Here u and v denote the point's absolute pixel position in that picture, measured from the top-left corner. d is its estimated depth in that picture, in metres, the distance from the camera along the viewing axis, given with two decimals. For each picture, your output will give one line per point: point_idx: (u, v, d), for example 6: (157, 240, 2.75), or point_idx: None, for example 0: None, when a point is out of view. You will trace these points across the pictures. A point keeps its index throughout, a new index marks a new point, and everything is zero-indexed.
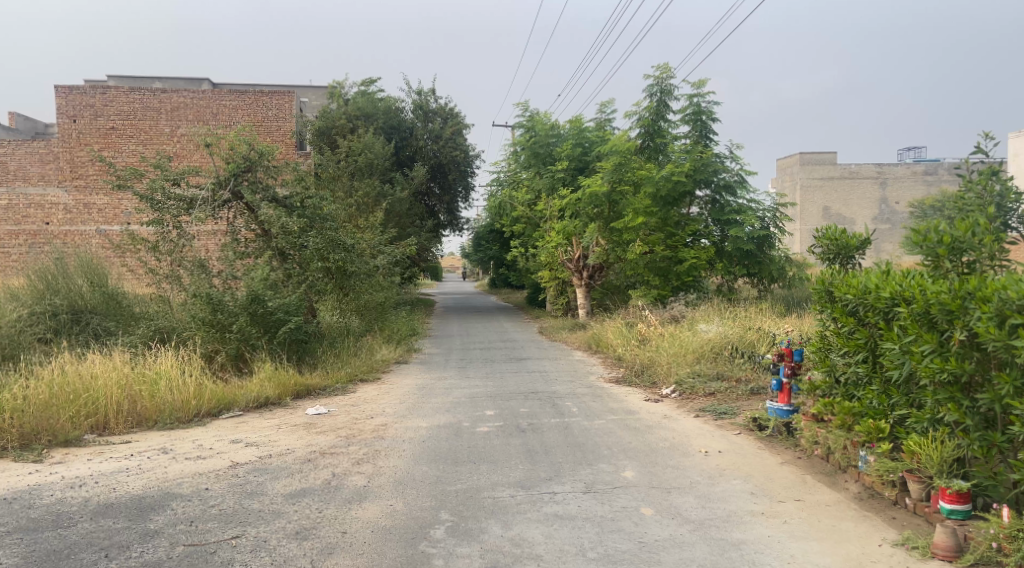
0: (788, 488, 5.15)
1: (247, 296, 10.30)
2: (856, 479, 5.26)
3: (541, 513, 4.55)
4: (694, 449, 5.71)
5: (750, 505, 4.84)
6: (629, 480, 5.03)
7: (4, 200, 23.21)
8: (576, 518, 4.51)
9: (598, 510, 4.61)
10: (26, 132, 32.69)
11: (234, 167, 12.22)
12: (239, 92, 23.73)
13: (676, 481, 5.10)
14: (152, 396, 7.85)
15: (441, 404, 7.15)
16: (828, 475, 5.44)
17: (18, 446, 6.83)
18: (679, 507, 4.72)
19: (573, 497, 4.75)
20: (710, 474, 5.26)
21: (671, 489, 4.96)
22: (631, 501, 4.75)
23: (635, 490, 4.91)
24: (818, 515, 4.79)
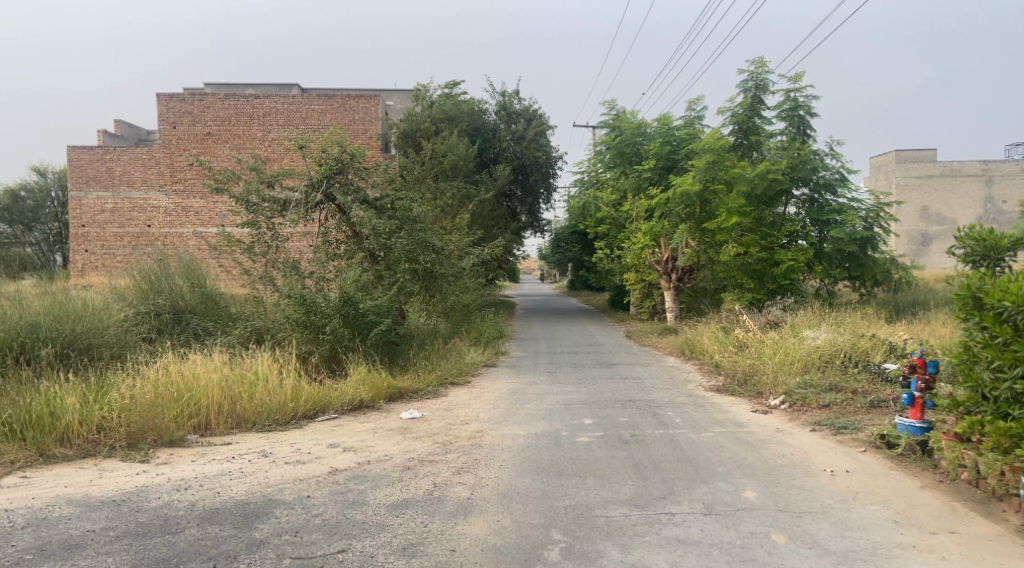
0: (938, 517, 4.77)
1: (340, 299, 10.35)
2: (1018, 511, 4.84)
3: (662, 537, 4.34)
4: (818, 468, 5.39)
5: (898, 537, 4.50)
6: (753, 502, 4.78)
7: (112, 204, 24.51)
8: (701, 544, 4.28)
9: (725, 536, 4.37)
10: (130, 138, 34.20)
11: (327, 168, 12.31)
12: (327, 96, 24.10)
13: (804, 504, 4.81)
14: (251, 397, 7.96)
15: (536, 411, 6.97)
16: (981, 504, 5.02)
17: (125, 446, 7.06)
18: (815, 536, 4.44)
19: (694, 520, 4.53)
20: (843, 498, 4.94)
21: (802, 514, 4.67)
22: (760, 526, 4.49)
23: (762, 513, 4.65)
24: (980, 551, 4.41)
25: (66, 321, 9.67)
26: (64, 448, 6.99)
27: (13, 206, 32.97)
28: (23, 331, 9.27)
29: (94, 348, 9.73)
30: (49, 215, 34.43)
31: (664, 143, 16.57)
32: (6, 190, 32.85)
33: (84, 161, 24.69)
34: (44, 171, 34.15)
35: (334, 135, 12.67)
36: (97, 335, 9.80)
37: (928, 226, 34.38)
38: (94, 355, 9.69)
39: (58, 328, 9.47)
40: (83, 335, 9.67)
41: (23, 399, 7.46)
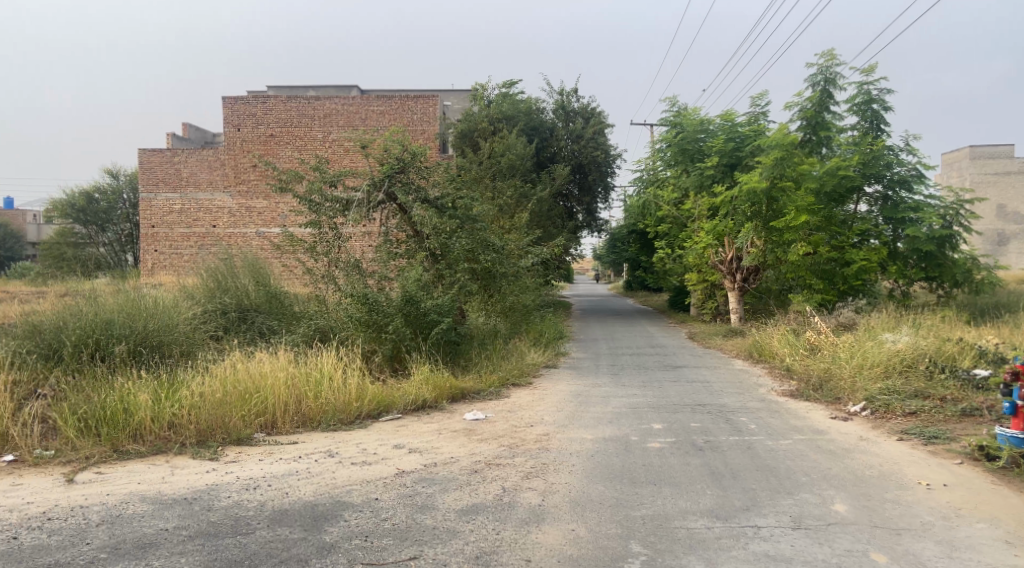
0: None
1: (402, 298, 10.37)
2: None
3: (749, 552, 4.17)
4: (912, 481, 5.12)
5: (1008, 558, 4.21)
6: (844, 516, 4.56)
7: (179, 205, 25.12)
8: (793, 562, 4.09)
9: (817, 553, 4.17)
10: (197, 141, 35.06)
11: (388, 167, 12.33)
12: (386, 97, 24.25)
13: (902, 520, 4.57)
14: (316, 396, 8.00)
15: (602, 414, 6.81)
16: None
17: (195, 443, 7.16)
18: (918, 556, 4.19)
19: (783, 534, 4.34)
20: (944, 515, 4.66)
21: (900, 531, 4.44)
22: (855, 544, 4.28)
23: (856, 529, 4.43)
24: None
25: (138, 319, 9.87)
26: (137, 444, 7.10)
27: (87, 208, 34.37)
28: (97, 328, 9.49)
29: (164, 346, 9.89)
30: (121, 216, 35.58)
31: (728, 140, 16.23)
32: (80, 192, 34.30)
33: (153, 163, 25.32)
34: (116, 173, 35.30)
35: (396, 135, 12.71)
36: (167, 332, 9.97)
37: (1005, 226, 33.08)
38: (164, 352, 9.84)
39: (131, 326, 9.67)
40: (155, 333, 9.83)
41: (98, 395, 7.61)
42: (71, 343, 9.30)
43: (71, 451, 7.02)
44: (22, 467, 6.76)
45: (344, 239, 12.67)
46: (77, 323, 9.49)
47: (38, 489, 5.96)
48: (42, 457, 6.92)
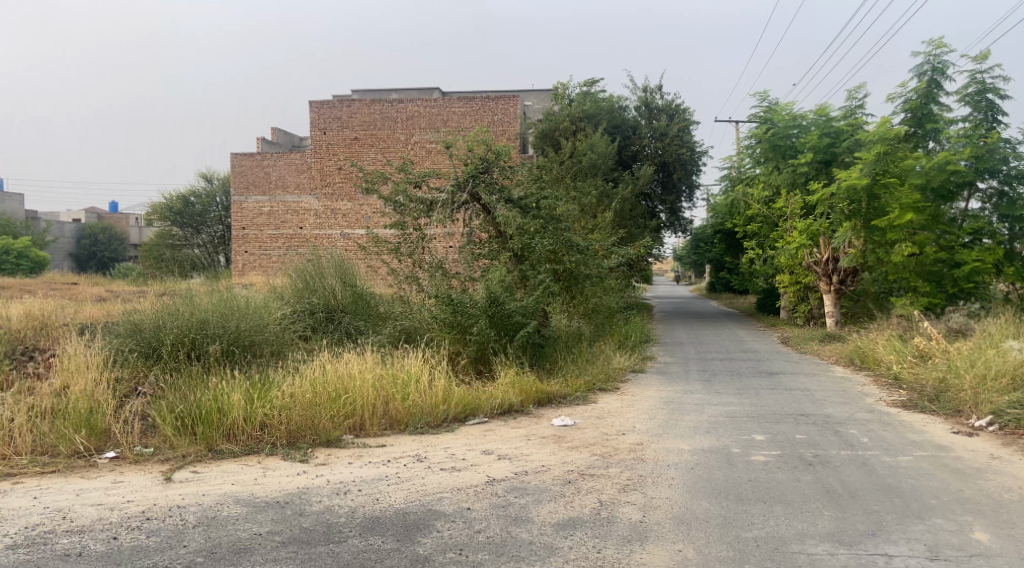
0: None
1: (486, 299, 10.27)
2: None
3: None
4: None
5: None
6: (986, 547, 4.18)
7: (268, 208, 25.77)
8: None
9: None
10: (286, 145, 35.96)
11: (472, 168, 12.29)
12: (467, 98, 24.24)
13: None
14: (404, 399, 7.95)
15: (699, 424, 6.52)
16: None
17: (286, 444, 7.20)
18: None
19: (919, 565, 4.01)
20: None
21: None
22: None
23: (1001, 562, 4.05)
24: None
25: (231, 318, 10.06)
26: (230, 443, 7.19)
27: (184, 210, 35.71)
28: (192, 327, 9.72)
29: (256, 346, 10.04)
30: (214, 219, 36.65)
31: (822, 135, 15.59)
32: (177, 195, 35.66)
33: (245, 167, 26.05)
34: (210, 177, 36.47)
35: (481, 134, 12.64)
36: (258, 332, 10.12)
37: None
38: (255, 352, 9.99)
39: (224, 325, 9.83)
40: (247, 332, 9.97)
41: (194, 395, 7.77)
42: (168, 342, 9.55)
43: (169, 449, 7.17)
44: (123, 464, 6.94)
45: (428, 240, 12.69)
46: (174, 323, 9.74)
47: (138, 487, 6.08)
48: (142, 454, 7.09)
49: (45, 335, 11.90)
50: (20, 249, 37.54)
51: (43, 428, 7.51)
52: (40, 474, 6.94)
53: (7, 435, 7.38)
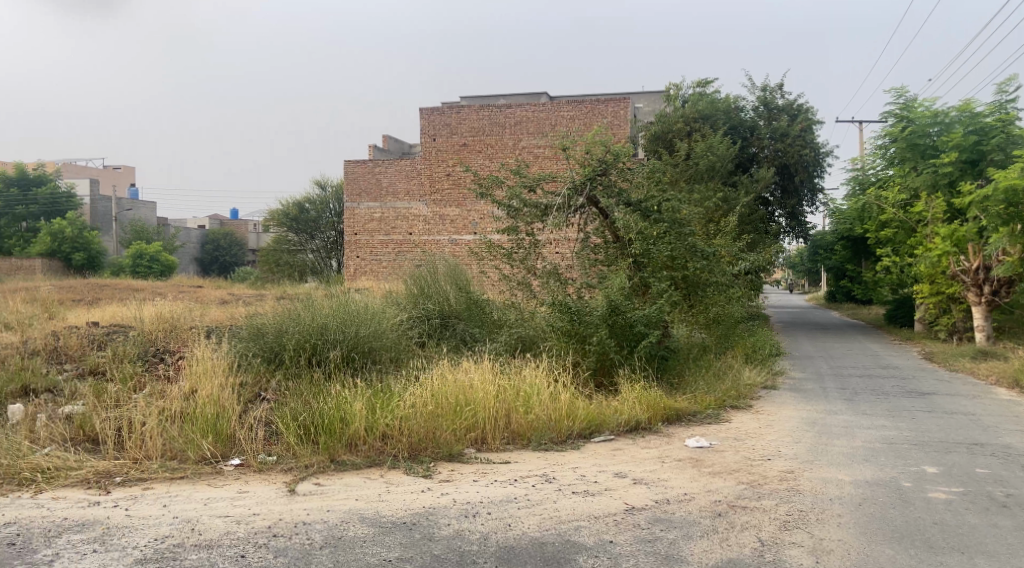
0: None
1: (607, 307, 9.83)
2: None
3: None
4: None
5: None
6: None
7: (380, 214, 26.24)
8: None
9: None
10: (395, 152, 36.53)
11: (590, 170, 11.83)
12: (576, 102, 23.84)
13: None
14: (527, 412, 7.62)
15: (854, 450, 5.94)
16: None
17: (407, 457, 7.00)
18: None
19: None
20: None
21: None
22: None
23: None
24: None
25: (351, 324, 10.02)
26: (352, 454, 7.05)
27: (299, 217, 36.80)
28: (313, 333, 9.74)
29: (374, 352, 9.94)
30: (327, 225, 37.46)
31: (968, 133, 14.57)
32: (293, 202, 36.84)
33: (356, 173, 26.79)
34: (324, 184, 37.44)
35: (599, 135, 12.25)
36: (377, 339, 10.04)
37: None
38: (375, 358, 9.90)
39: (343, 331, 9.80)
40: (367, 339, 9.92)
41: (318, 403, 7.70)
42: (290, 348, 9.60)
43: (291, 458, 7.10)
44: (248, 473, 6.91)
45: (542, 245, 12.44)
46: (295, 328, 9.79)
47: (263, 498, 6.00)
48: (266, 462, 7.05)
49: (174, 337, 12.27)
50: (151, 254, 39.55)
51: (172, 432, 7.61)
52: (169, 480, 6.99)
53: (138, 438, 7.51)
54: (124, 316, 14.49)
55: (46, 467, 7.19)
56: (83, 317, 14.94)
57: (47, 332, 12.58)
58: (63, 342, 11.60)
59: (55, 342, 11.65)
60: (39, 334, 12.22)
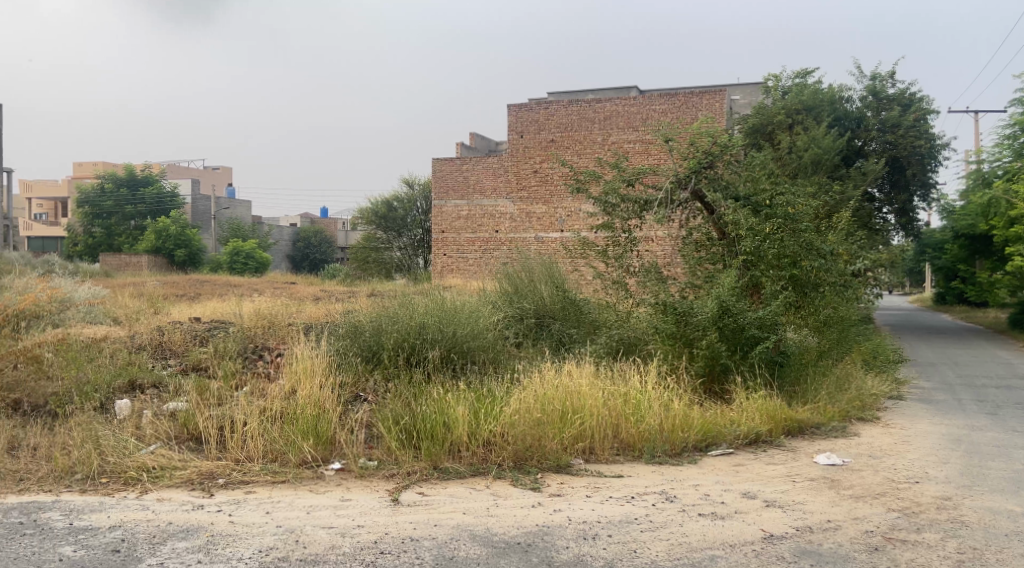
0: None
1: (718, 309, 9.15)
2: None
3: None
4: None
5: None
6: None
7: (466, 212, 26.40)
8: None
9: None
10: (482, 150, 36.38)
11: (695, 162, 11.41)
12: (668, 94, 23.05)
13: None
14: (637, 420, 7.12)
15: (1014, 475, 5.44)
16: None
17: (512, 467, 6.63)
18: None
19: None
20: None
21: None
22: None
23: None
24: None
25: (450, 324, 9.77)
26: (455, 461, 6.76)
27: (387, 215, 37.25)
28: (411, 333, 9.53)
29: (472, 353, 9.66)
30: (415, 223, 37.72)
31: None
32: (382, 200, 37.32)
33: (445, 172, 26.90)
34: (412, 182, 37.83)
35: (706, 125, 11.75)
36: (474, 339, 9.75)
37: None
38: (473, 359, 9.62)
39: (442, 331, 9.56)
40: (464, 339, 9.64)
41: (419, 406, 7.43)
42: (388, 347, 9.42)
43: (393, 463, 6.89)
44: (350, 479, 6.71)
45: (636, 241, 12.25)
46: (393, 327, 9.60)
47: (367, 508, 5.77)
48: (367, 468, 6.85)
49: (272, 334, 12.31)
50: (247, 250, 40.55)
51: (273, 432, 7.49)
52: (271, 484, 6.85)
53: (240, 439, 7.43)
54: (225, 311, 14.72)
55: (152, 466, 7.18)
56: (187, 312, 15.30)
57: (152, 327, 12.82)
58: (167, 337, 11.77)
59: (159, 336, 11.83)
60: (145, 329, 12.46)
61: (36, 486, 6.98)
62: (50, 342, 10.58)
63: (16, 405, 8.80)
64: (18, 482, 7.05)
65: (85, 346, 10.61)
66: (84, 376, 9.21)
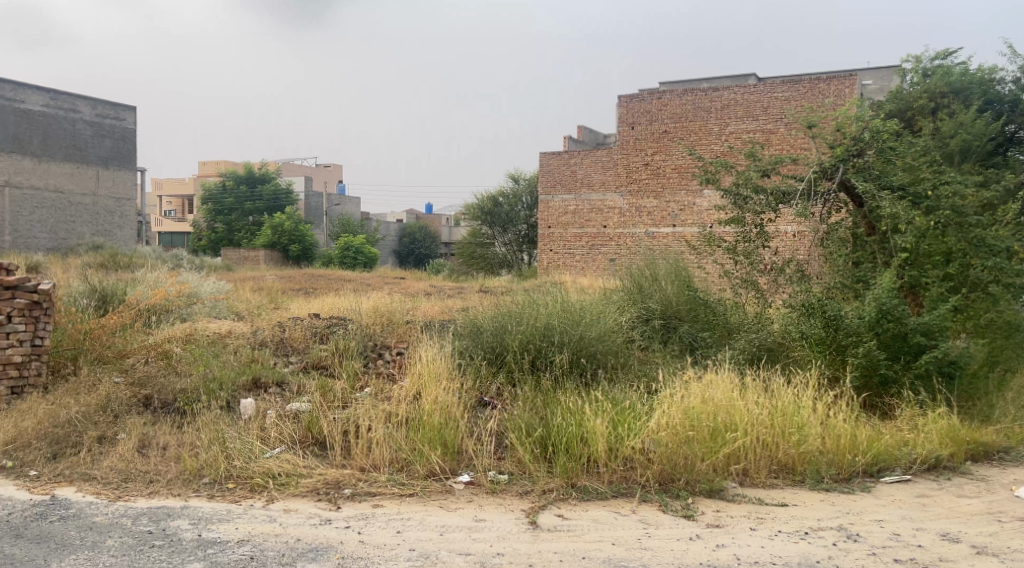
0: None
1: (876, 313, 8.28)
2: None
3: None
4: None
5: None
6: None
7: (575, 206, 25.93)
8: None
9: None
10: (591, 142, 35.69)
11: (843, 150, 10.42)
12: (793, 81, 21.66)
13: None
14: (797, 440, 6.40)
15: None
16: None
17: (658, 489, 6.07)
18: None
19: None
20: None
21: None
22: None
23: None
24: None
25: (577, 325, 9.20)
26: (594, 479, 6.24)
27: (493, 210, 36.99)
28: (537, 335, 9.03)
29: (600, 358, 9.02)
30: (520, 218, 37.22)
31: None
32: (487, 196, 37.23)
33: (553, 166, 26.60)
34: (518, 177, 37.53)
35: (856, 108, 10.70)
36: (602, 342, 9.11)
37: None
38: (601, 364, 8.98)
39: (570, 333, 9.01)
40: (593, 342, 9.02)
41: (552, 415, 6.91)
42: (513, 349, 8.96)
43: (527, 479, 6.41)
44: (481, 495, 6.28)
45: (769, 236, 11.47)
46: (518, 328, 9.14)
47: (504, 532, 5.39)
48: (499, 482, 6.41)
49: (390, 332, 12.06)
50: (357, 245, 41.22)
51: (399, 439, 7.14)
52: (399, 497, 6.48)
53: (365, 445, 7.09)
54: (342, 307, 14.66)
55: (278, 473, 6.94)
56: (303, 307, 15.28)
57: (271, 322, 12.81)
58: (288, 334, 11.70)
59: (280, 333, 11.75)
60: (266, 325, 12.47)
61: (166, 490, 6.84)
62: (178, 337, 10.65)
63: (146, 402, 8.70)
64: (149, 484, 6.94)
65: (210, 342, 10.61)
66: (211, 372, 9.06)
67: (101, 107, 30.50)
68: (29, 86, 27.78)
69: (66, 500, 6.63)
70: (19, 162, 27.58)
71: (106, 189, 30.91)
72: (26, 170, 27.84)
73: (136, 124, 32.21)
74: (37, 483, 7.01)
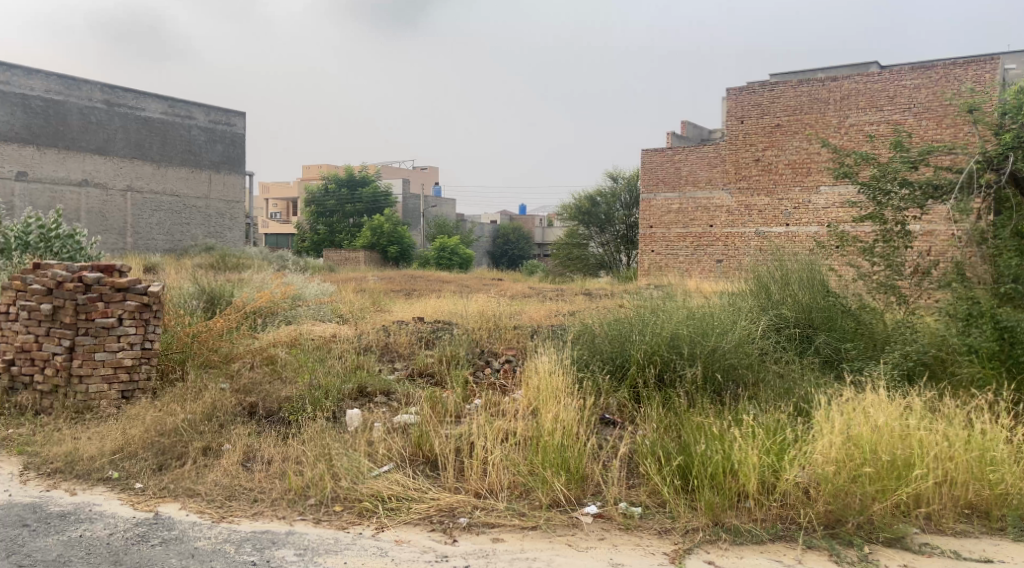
0: None
1: None
2: None
3: None
4: None
5: None
6: None
7: (679, 204, 24.83)
8: None
9: None
10: (695, 138, 34.34)
11: (1012, 138, 9.29)
12: (924, 67, 19.88)
13: None
14: (993, 478, 5.43)
15: None
16: None
17: (826, 534, 5.27)
18: None
19: None
20: None
21: None
22: None
23: None
24: None
25: (709, 335, 8.31)
26: (745, 518, 5.44)
27: (590, 210, 36.20)
28: (664, 345, 8.19)
29: (738, 372, 8.09)
30: (618, 218, 36.19)
31: None
32: (585, 195, 36.43)
33: (655, 163, 25.66)
34: (616, 175, 36.56)
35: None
36: (737, 354, 8.18)
37: None
38: (739, 380, 8.06)
39: (703, 342, 8.15)
40: (727, 354, 8.10)
41: (691, 437, 6.10)
42: (637, 361, 8.16)
43: (666, 515, 5.65)
44: (613, 531, 5.53)
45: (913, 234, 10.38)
46: (642, 337, 8.33)
47: None
48: (633, 516, 5.66)
49: (497, 337, 11.43)
50: (452, 247, 41.01)
51: (517, 461, 6.44)
52: (521, 530, 5.80)
53: (480, 467, 6.43)
54: (446, 310, 14.15)
55: (387, 496, 6.37)
56: (407, 310, 14.87)
57: (374, 326, 12.39)
58: (393, 338, 11.23)
59: (384, 337, 11.28)
60: (370, 328, 12.04)
61: (270, 511, 6.36)
62: (284, 342, 10.29)
63: (251, 411, 8.28)
64: (252, 504, 6.48)
65: (316, 346, 10.21)
66: (316, 381, 8.64)
67: (214, 113, 31.14)
68: (149, 94, 28.60)
69: (169, 519, 6.23)
70: (139, 167, 28.47)
71: (218, 192, 31.57)
72: (146, 175, 28.71)
73: (246, 129, 32.76)
74: (141, 497, 6.65)
